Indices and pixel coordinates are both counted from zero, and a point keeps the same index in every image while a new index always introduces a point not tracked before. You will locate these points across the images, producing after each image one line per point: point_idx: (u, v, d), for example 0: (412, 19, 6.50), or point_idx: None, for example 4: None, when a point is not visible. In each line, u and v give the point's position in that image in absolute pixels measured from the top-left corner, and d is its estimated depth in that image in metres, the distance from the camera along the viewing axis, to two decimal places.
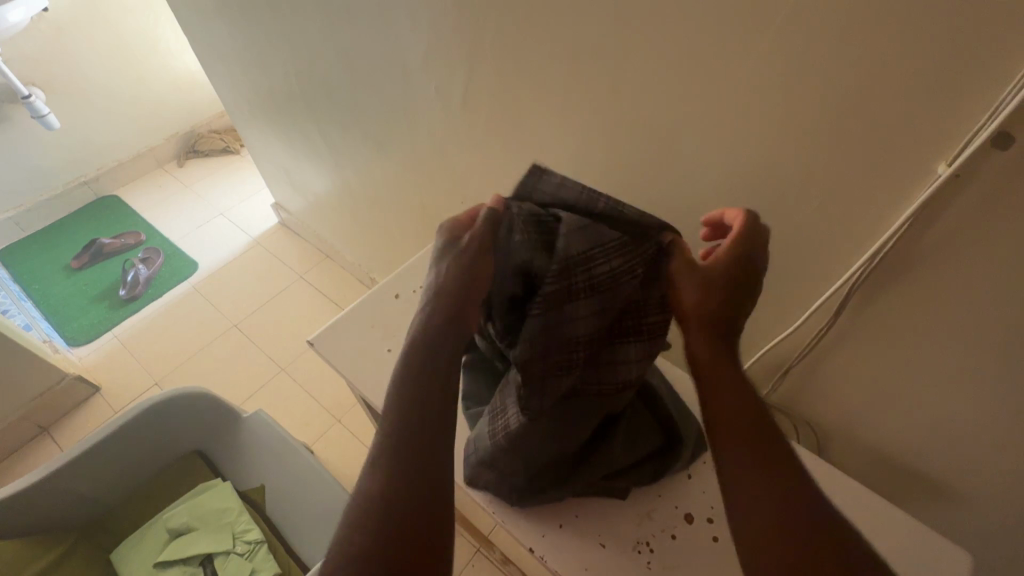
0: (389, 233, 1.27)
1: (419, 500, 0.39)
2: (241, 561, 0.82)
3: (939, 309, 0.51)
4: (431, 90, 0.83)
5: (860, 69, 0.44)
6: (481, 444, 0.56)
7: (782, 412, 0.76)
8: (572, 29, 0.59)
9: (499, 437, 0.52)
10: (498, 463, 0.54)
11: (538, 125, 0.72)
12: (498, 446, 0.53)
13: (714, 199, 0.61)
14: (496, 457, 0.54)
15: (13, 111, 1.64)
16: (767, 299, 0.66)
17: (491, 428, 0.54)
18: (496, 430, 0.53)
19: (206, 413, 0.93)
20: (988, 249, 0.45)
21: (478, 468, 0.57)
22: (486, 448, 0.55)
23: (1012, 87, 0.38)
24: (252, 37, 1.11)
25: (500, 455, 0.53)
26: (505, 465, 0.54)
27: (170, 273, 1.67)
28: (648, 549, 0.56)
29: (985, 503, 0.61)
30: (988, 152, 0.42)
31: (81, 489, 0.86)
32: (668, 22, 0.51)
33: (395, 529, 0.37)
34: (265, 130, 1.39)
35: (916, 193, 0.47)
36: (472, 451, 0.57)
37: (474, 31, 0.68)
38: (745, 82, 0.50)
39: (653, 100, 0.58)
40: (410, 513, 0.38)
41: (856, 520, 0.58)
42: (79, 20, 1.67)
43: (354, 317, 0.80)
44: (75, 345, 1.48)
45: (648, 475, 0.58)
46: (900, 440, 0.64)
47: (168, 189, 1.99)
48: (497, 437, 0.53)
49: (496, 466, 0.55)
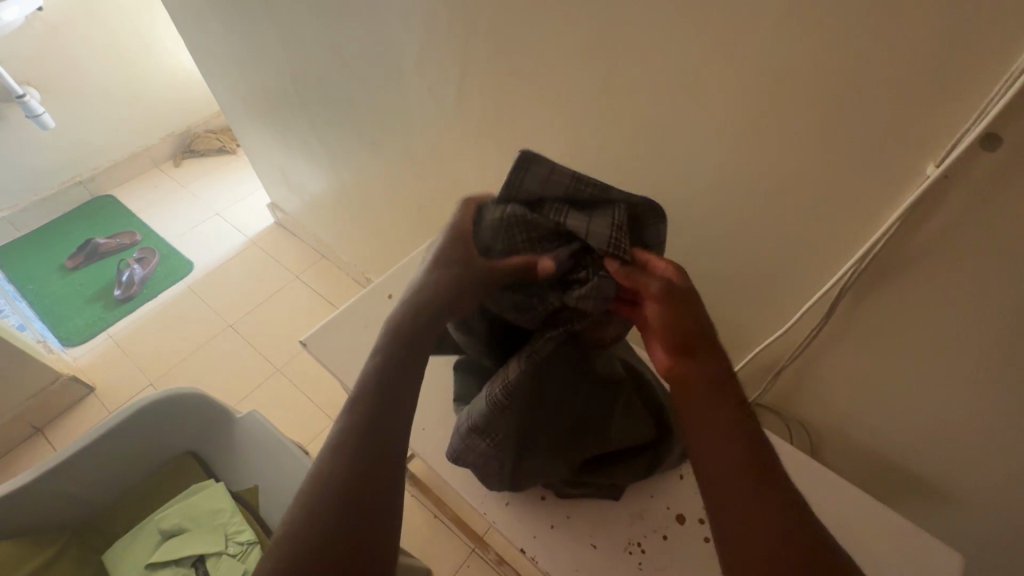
0: (384, 233, 1.27)
1: (363, 497, 0.40)
2: (233, 562, 0.82)
3: (930, 310, 0.51)
4: (425, 89, 0.83)
5: (849, 70, 0.44)
6: (474, 411, 0.53)
7: (775, 413, 0.76)
8: (564, 28, 0.59)
9: (496, 395, 0.51)
10: (493, 430, 0.52)
11: (531, 125, 0.72)
12: (494, 407, 0.51)
13: (706, 199, 0.61)
14: (491, 423, 0.52)
15: (7, 110, 1.63)
16: (759, 300, 0.66)
17: (489, 390, 0.52)
18: (494, 392, 0.51)
19: (199, 413, 0.93)
20: (977, 249, 0.45)
21: (470, 439, 0.54)
22: (482, 414, 0.52)
23: (998, 87, 0.38)
24: (247, 37, 1.11)
25: (496, 417, 0.51)
26: (501, 430, 0.52)
27: (166, 273, 1.66)
28: (640, 549, 0.56)
29: (975, 503, 0.61)
30: (976, 152, 0.42)
31: (73, 490, 0.86)
32: (659, 21, 0.51)
33: (341, 525, 0.39)
34: (261, 130, 1.39)
35: (906, 193, 0.47)
36: (464, 422, 0.54)
37: (467, 31, 0.68)
38: (736, 83, 0.50)
39: (644, 100, 0.58)
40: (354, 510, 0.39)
41: (847, 521, 0.58)
42: (75, 19, 1.67)
43: (348, 317, 0.80)
44: (69, 345, 1.48)
45: (643, 468, 0.57)
46: (892, 441, 0.64)
47: (164, 189, 1.99)
48: (494, 395, 0.51)
49: (490, 434, 0.52)
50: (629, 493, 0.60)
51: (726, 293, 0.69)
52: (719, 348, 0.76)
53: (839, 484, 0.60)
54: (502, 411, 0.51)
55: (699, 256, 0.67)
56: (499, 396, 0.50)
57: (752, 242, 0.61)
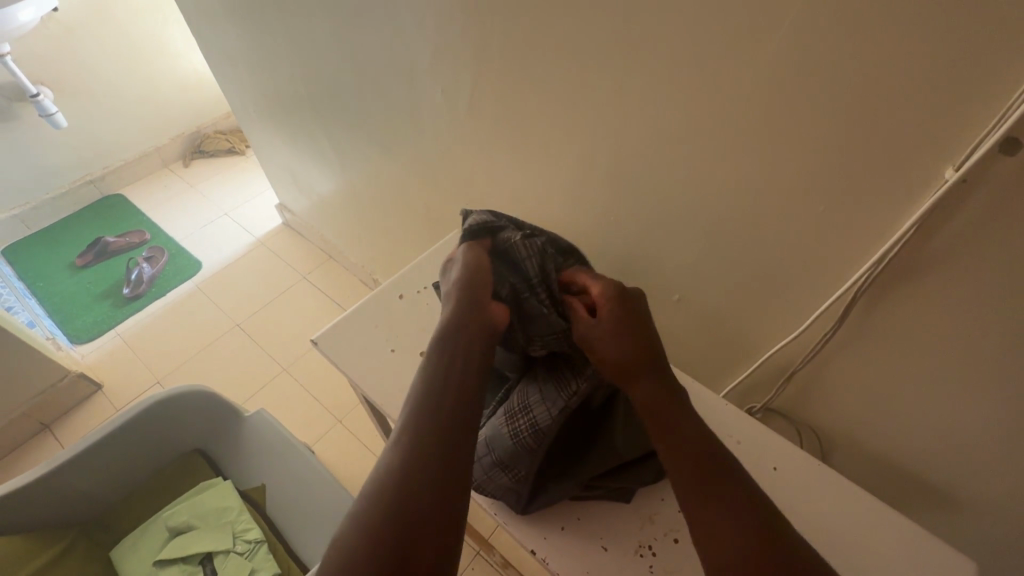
0: (392, 234, 1.27)
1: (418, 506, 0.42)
2: (240, 561, 0.82)
3: (946, 315, 0.51)
4: (436, 91, 0.83)
5: (867, 73, 0.44)
6: (496, 446, 0.55)
7: (786, 418, 0.75)
8: (578, 29, 0.59)
9: (525, 437, 0.54)
10: (518, 465, 0.55)
11: (543, 126, 0.72)
12: (521, 447, 0.54)
13: (719, 201, 0.61)
14: (515, 457, 0.55)
15: (19, 109, 1.65)
16: (772, 303, 0.66)
17: (510, 428, 0.55)
18: (519, 431, 0.54)
19: (208, 410, 0.93)
20: (996, 253, 0.45)
21: (491, 473, 0.56)
22: (505, 449, 0.55)
23: (1021, 90, 0.38)
24: (259, 39, 1.12)
25: (522, 454, 0.54)
26: (525, 465, 0.55)
27: (174, 272, 1.67)
28: (650, 552, 0.56)
29: (989, 510, 0.60)
30: (996, 156, 0.41)
31: (82, 485, 0.86)
32: (676, 21, 0.51)
33: (406, 536, 0.41)
34: (270, 131, 1.40)
35: (923, 196, 0.47)
36: (484, 455, 0.56)
37: (481, 33, 0.69)
38: (754, 85, 0.50)
39: (659, 101, 0.58)
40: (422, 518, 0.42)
41: (861, 527, 0.57)
42: (88, 20, 1.69)
43: (358, 316, 0.80)
44: (78, 342, 1.48)
45: (652, 474, 0.58)
46: (905, 447, 0.64)
47: (173, 188, 2.00)
48: (522, 438, 0.54)
49: (514, 469, 0.55)
50: (640, 497, 0.59)
51: (738, 295, 0.69)
52: (729, 352, 0.76)
53: (854, 491, 0.60)
54: (530, 450, 0.54)
55: (711, 257, 0.67)
56: (525, 435, 0.54)
57: (764, 244, 0.61)
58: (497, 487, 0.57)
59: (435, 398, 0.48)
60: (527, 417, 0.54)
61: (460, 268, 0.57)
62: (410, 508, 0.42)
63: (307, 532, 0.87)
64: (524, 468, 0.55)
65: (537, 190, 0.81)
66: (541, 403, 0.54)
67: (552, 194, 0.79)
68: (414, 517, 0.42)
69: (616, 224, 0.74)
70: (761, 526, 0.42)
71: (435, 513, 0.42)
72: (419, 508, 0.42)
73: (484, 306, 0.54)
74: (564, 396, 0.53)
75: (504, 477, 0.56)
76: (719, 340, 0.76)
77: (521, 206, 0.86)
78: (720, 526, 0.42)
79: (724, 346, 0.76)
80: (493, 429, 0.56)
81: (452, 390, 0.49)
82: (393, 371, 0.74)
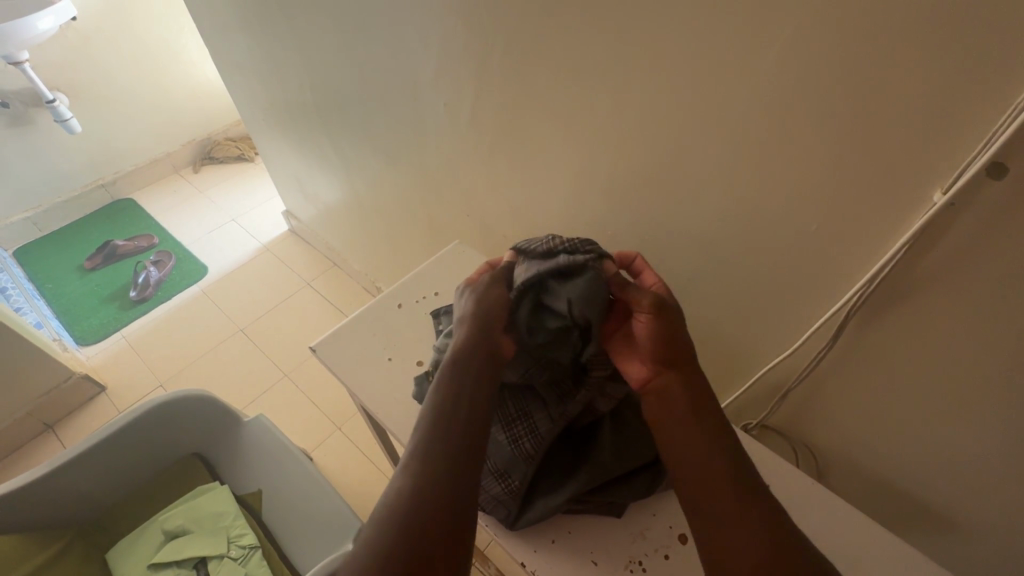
0: (394, 242, 1.28)
1: (417, 505, 0.43)
2: (234, 566, 0.82)
3: (940, 336, 0.51)
4: (436, 105, 0.85)
5: (858, 91, 0.44)
6: (495, 454, 0.56)
7: (782, 436, 0.75)
8: (573, 48, 0.60)
9: (524, 442, 0.55)
10: (515, 473, 0.56)
11: (540, 142, 0.74)
12: (520, 453, 0.55)
13: (712, 219, 0.62)
14: (512, 465, 0.56)
15: (36, 114, 1.68)
16: (768, 322, 0.66)
17: (508, 435, 0.55)
18: (519, 437, 0.55)
19: (207, 415, 0.94)
20: (990, 274, 0.45)
21: (486, 481, 0.57)
22: (503, 456, 0.56)
23: (1005, 115, 0.39)
24: (269, 49, 1.15)
25: (519, 460, 0.55)
26: (521, 473, 0.55)
27: (181, 277, 1.70)
28: (640, 568, 0.55)
29: (987, 535, 0.59)
30: (984, 180, 0.42)
31: (80, 486, 0.87)
32: (667, 43, 0.53)
33: (400, 535, 0.41)
34: (278, 141, 1.43)
35: (913, 218, 0.48)
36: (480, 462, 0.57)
37: (482, 49, 0.71)
38: (746, 102, 0.51)
39: (653, 119, 0.59)
40: (433, 531, 0.42)
41: (855, 547, 0.56)
42: (105, 30, 1.73)
43: (357, 326, 0.81)
44: (84, 344, 1.50)
45: (643, 489, 0.57)
46: (898, 467, 0.64)
47: (183, 193, 2.04)
48: (522, 444, 0.55)
49: (509, 477, 0.56)
50: (632, 511, 0.59)
51: (736, 313, 0.69)
52: (726, 369, 0.76)
53: (848, 512, 0.59)
54: (528, 457, 0.55)
55: (707, 272, 0.68)
56: (524, 441, 0.55)
57: (760, 261, 0.61)
58: (487, 498, 0.57)
59: (444, 417, 0.48)
60: (527, 423, 0.55)
61: (471, 299, 0.56)
62: (424, 518, 0.42)
63: (304, 540, 0.87)
64: (519, 478, 0.55)
65: (536, 204, 0.82)
66: (542, 416, 0.55)
67: (551, 207, 0.80)
68: (413, 532, 0.41)
69: (613, 239, 0.75)
70: (776, 518, 0.43)
71: (433, 520, 0.42)
72: (418, 522, 0.42)
73: (490, 334, 0.53)
74: (560, 405, 0.55)
75: (496, 485, 0.56)
76: (715, 358, 0.76)
77: (518, 218, 0.88)
78: (740, 520, 0.43)
79: (720, 364, 0.77)
80: (491, 437, 0.56)
81: (454, 409, 0.49)
82: (388, 380, 0.74)
